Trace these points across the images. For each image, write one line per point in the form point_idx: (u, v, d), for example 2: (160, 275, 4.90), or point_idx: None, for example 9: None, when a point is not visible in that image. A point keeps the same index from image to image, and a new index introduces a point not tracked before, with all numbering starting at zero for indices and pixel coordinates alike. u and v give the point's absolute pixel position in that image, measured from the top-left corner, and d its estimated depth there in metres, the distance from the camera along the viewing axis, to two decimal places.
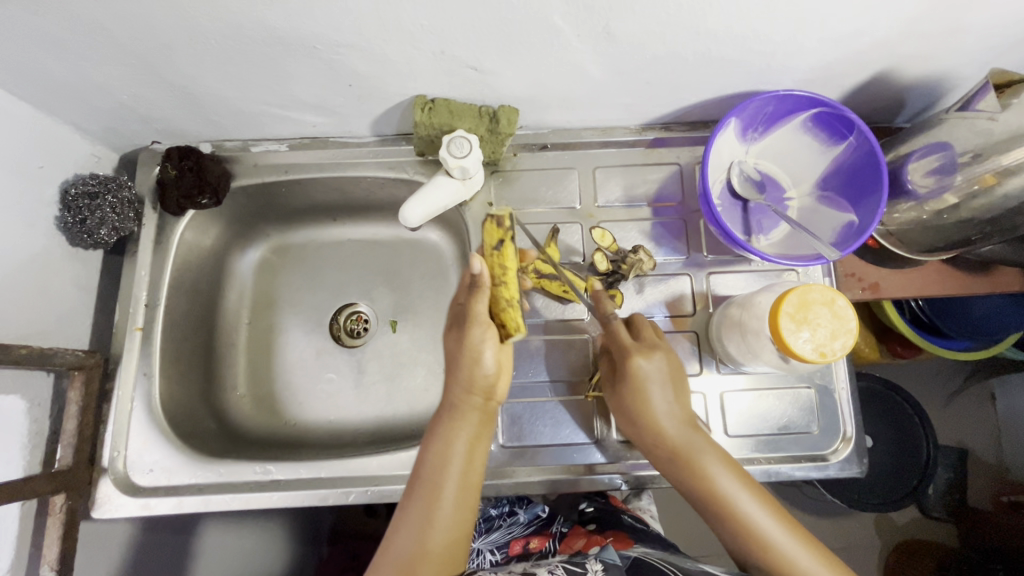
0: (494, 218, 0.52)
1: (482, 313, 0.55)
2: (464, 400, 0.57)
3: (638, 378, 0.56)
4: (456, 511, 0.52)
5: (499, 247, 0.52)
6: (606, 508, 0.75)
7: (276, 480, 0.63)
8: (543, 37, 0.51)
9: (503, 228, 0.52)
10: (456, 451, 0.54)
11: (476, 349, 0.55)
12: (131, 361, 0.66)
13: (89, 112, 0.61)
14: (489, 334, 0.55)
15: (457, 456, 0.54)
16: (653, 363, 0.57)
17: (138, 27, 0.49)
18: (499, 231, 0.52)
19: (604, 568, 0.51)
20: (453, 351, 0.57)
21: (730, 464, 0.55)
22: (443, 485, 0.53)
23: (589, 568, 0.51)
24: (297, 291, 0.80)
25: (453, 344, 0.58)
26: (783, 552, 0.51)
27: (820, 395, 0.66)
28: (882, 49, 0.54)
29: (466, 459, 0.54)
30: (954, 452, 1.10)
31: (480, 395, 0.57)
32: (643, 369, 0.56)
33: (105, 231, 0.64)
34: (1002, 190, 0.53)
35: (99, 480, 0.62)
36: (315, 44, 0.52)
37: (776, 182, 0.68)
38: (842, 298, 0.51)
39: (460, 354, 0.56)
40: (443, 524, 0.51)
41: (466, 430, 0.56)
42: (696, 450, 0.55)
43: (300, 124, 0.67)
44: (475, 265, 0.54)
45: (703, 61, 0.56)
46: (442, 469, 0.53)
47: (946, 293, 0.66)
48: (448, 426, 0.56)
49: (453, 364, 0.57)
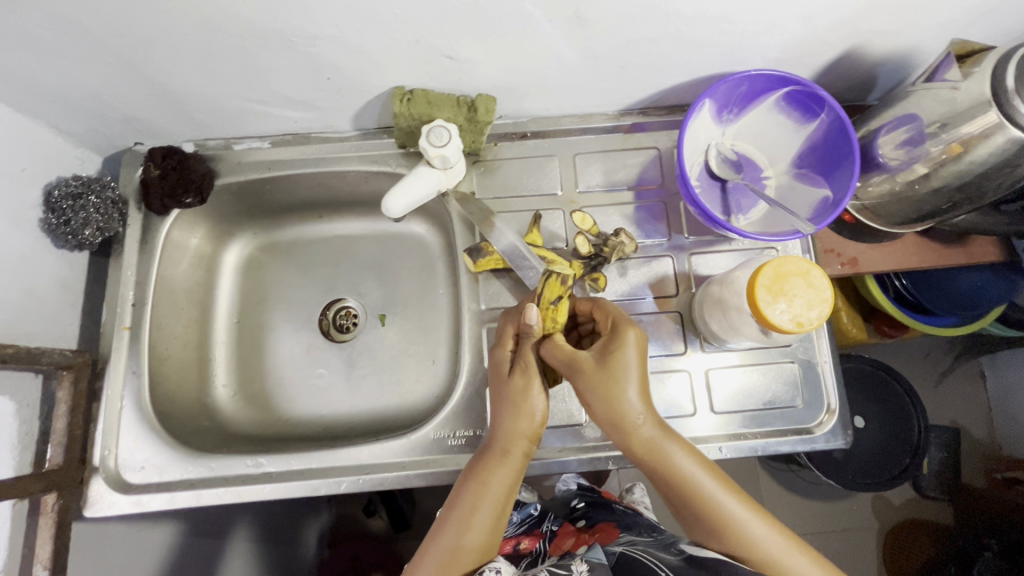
0: (558, 276, 0.60)
1: (537, 364, 0.57)
2: (512, 446, 0.56)
3: (617, 367, 0.53)
4: (484, 539, 0.53)
5: (557, 304, 0.59)
6: (597, 498, 0.77)
7: (268, 472, 0.63)
8: (516, 24, 0.52)
9: (564, 287, 0.60)
10: (489, 491, 0.54)
11: (524, 400, 0.56)
12: (120, 361, 0.66)
13: (70, 112, 0.62)
14: (544, 390, 0.57)
15: (490, 498, 0.54)
16: (632, 359, 0.54)
17: (116, 24, 0.50)
18: (561, 289, 0.59)
19: (590, 568, 0.51)
20: (503, 398, 0.57)
21: (708, 464, 0.55)
22: (475, 521, 0.53)
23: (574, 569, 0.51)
24: (286, 288, 0.80)
25: (506, 388, 0.57)
26: (772, 556, 0.52)
27: (804, 370, 0.67)
28: (849, 25, 0.55)
29: (502, 498, 0.54)
30: (947, 431, 1.11)
31: (525, 443, 0.56)
32: (621, 361, 0.53)
33: (89, 232, 0.64)
34: (969, 157, 0.53)
35: (90, 479, 0.62)
36: (292, 37, 0.53)
37: (753, 162, 0.69)
38: (816, 269, 0.52)
39: (506, 401, 0.57)
40: (471, 551, 0.53)
41: (501, 473, 0.55)
42: (671, 446, 0.53)
43: (282, 120, 0.68)
44: (534, 320, 0.56)
45: (675, 42, 0.57)
46: (474, 506, 0.54)
47: (924, 265, 0.68)
48: (487, 465, 0.55)
49: (500, 410, 0.58)
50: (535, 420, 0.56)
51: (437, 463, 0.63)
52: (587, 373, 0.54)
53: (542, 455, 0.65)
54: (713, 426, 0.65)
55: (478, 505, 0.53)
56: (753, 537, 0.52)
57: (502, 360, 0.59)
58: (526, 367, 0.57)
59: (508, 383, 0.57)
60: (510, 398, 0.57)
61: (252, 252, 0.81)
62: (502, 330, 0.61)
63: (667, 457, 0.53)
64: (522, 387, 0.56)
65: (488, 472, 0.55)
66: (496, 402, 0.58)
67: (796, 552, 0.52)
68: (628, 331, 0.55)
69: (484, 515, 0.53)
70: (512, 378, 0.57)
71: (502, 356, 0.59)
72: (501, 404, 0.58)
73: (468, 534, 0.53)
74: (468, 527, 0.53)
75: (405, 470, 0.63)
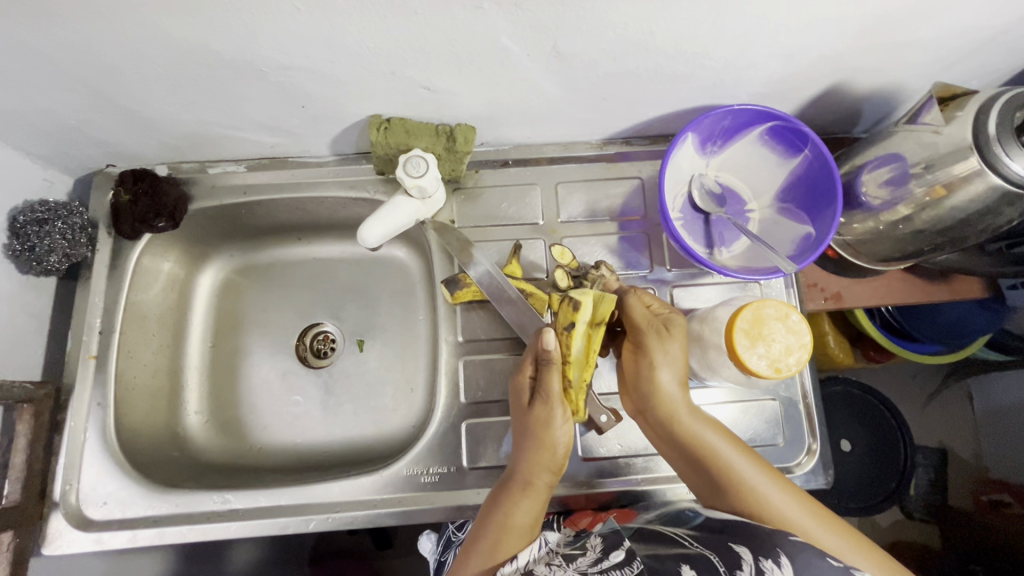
0: (572, 301, 0.56)
1: (559, 393, 0.54)
2: (535, 478, 0.55)
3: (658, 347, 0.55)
4: (531, 521, 0.53)
5: (572, 330, 0.55)
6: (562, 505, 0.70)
7: (235, 509, 0.62)
8: (492, 56, 0.51)
9: (578, 314, 0.55)
10: (523, 500, 0.54)
11: (549, 424, 0.55)
12: (85, 392, 0.64)
13: (38, 136, 0.60)
14: (567, 421, 0.55)
15: (523, 504, 0.54)
16: (672, 347, 0.55)
17: (81, 54, 0.48)
18: (574, 316, 0.56)
19: (603, 540, 0.52)
20: (525, 428, 0.56)
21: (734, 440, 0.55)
22: (513, 519, 0.53)
23: (588, 547, 0.52)
24: (263, 311, 0.79)
25: (528, 418, 0.56)
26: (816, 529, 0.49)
27: (785, 408, 0.66)
28: (830, 62, 0.55)
29: (538, 501, 0.54)
30: (934, 453, 1.06)
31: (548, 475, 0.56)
32: (666, 346, 0.55)
33: (55, 258, 0.62)
34: (950, 202, 0.52)
35: (50, 515, 0.61)
36: (263, 68, 0.52)
37: (737, 195, 0.68)
38: (795, 313, 0.51)
39: (529, 429, 0.56)
40: (516, 533, 0.52)
41: (532, 493, 0.55)
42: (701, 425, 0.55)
43: (258, 144, 0.67)
44: (552, 345, 0.54)
45: (655, 76, 0.56)
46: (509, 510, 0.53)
47: (909, 301, 0.68)
48: (513, 492, 0.55)
49: (523, 438, 0.57)
50: (558, 454, 0.56)
51: (409, 501, 0.62)
52: (647, 348, 0.56)
53: None
54: None
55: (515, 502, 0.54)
56: (779, 507, 0.51)
57: (522, 388, 0.57)
58: (547, 396, 0.55)
59: (530, 414, 0.56)
60: (533, 428, 0.56)
61: (228, 275, 0.79)
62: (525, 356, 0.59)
63: (697, 433, 0.54)
64: (545, 417, 0.55)
65: (517, 491, 0.55)
66: (517, 434, 0.57)
67: (828, 526, 0.49)
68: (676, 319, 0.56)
69: (522, 509, 0.53)
70: (534, 407, 0.56)
71: (522, 383, 0.57)
72: (525, 436, 0.56)
73: (517, 511, 0.53)
74: (513, 509, 0.53)
75: (376, 509, 0.62)
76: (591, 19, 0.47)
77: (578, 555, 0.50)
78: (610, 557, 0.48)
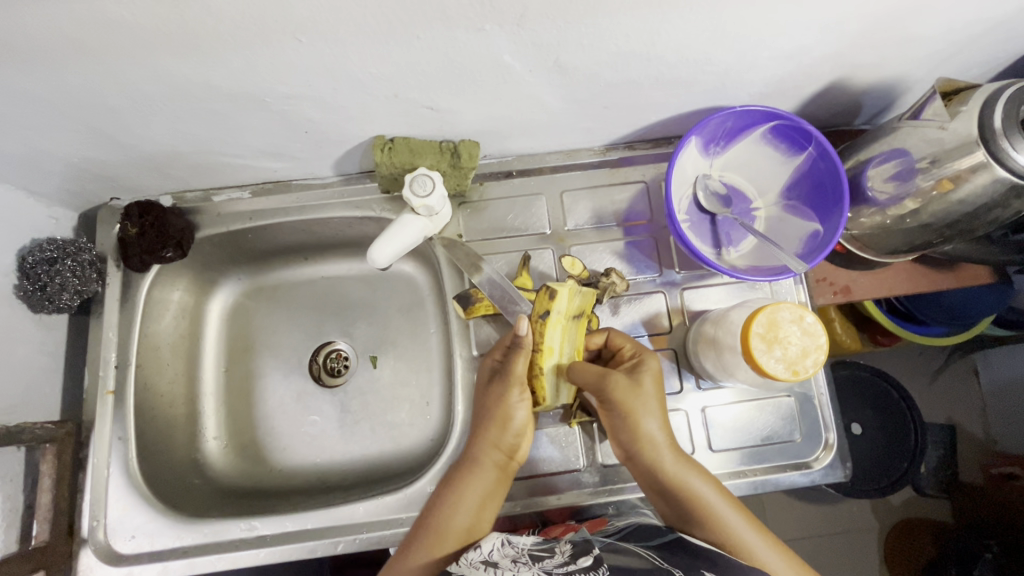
0: (548, 290, 0.56)
1: (520, 375, 0.57)
2: (487, 460, 0.58)
3: (642, 390, 0.56)
4: (472, 516, 0.56)
5: (546, 319, 0.56)
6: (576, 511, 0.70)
7: (262, 535, 0.62)
8: (494, 74, 0.51)
9: (553, 302, 0.55)
10: (469, 496, 0.57)
11: (505, 411, 0.58)
12: (105, 427, 0.65)
13: (43, 176, 0.60)
14: (523, 400, 0.58)
15: (467, 500, 0.56)
16: (648, 388, 0.56)
17: (82, 96, 0.48)
18: (550, 305, 0.55)
19: (572, 546, 0.50)
20: (483, 409, 0.59)
21: (720, 487, 0.56)
22: (455, 516, 0.56)
23: (556, 551, 0.49)
24: (274, 333, 0.79)
25: (485, 400, 0.60)
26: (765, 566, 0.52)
27: (801, 403, 0.66)
28: (831, 61, 0.55)
29: (482, 499, 0.57)
30: (943, 429, 1.04)
31: (502, 455, 0.59)
32: (646, 387, 0.56)
33: (67, 296, 0.63)
34: (957, 194, 0.53)
35: (80, 552, 0.62)
36: (265, 98, 0.52)
37: (741, 193, 0.68)
38: (809, 315, 0.52)
39: (486, 414, 0.59)
40: (456, 529, 0.55)
41: (478, 486, 0.57)
42: (690, 473, 0.55)
43: (261, 170, 0.67)
44: (522, 332, 0.55)
45: (657, 83, 0.56)
46: (454, 507, 0.56)
47: (918, 291, 0.69)
48: (466, 479, 0.58)
49: (480, 421, 0.59)
50: (512, 433, 0.58)
51: None
52: (624, 403, 0.55)
53: (543, 501, 0.64)
54: (712, 464, 0.65)
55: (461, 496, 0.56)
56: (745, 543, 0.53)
57: (486, 370, 0.61)
58: (507, 376, 0.58)
59: (488, 394, 0.59)
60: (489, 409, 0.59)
61: (238, 298, 0.79)
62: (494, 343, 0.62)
63: (683, 477, 0.55)
64: (499, 397, 0.58)
65: (465, 481, 0.57)
66: (475, 414, 0.61)
67: (776, 557, 0.53)
68: (648, 359, 0.58)
69: (468, 503, 0.56)
70: (494, 389, 0.59)
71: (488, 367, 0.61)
72: (481, 417, 0.60)
73: (458, 512, 0.56)
74: (458, 504, 0.56)
75: (402, 527, 0.62)
76: (593, 33, 0.47)
77: (544, 556, 0.48)
78: (577, 561, 0.47)
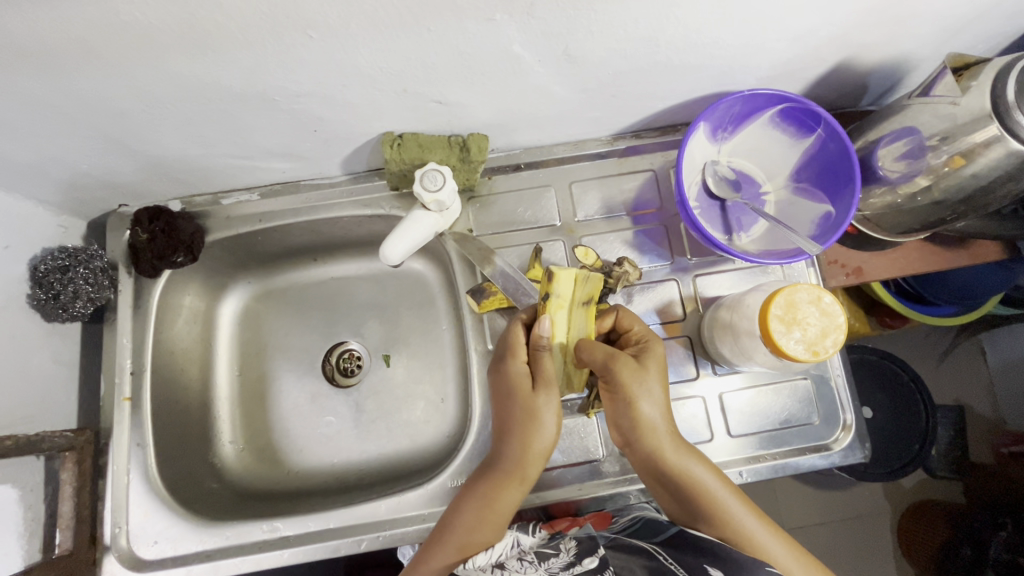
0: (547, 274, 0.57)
1: (553, 377, 0.55)
2: (522, 470, 0.56)
3: (645, 380, 0.54)
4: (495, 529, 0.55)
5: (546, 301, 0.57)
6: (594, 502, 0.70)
7: (285, 536, 0.62)
8: (504, 65, 0.51)
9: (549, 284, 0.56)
10: (496, 510, 0.55)
11: (538, 420, 0.55)
12: (123, 434, 0.65)
13: (52, 184, 0.60)
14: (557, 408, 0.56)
15: (490, 514, 0.55)
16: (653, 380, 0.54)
17: (92, 101, 0.48)
18: (548, 287, 0.56)
19: (577, 543, 0.52)
20: (513, 419, 0.56)
21: (721, 474, 0.56)
22: (477, 530, 0.55)
23: (562, 548, 0.52)
24: (286, 334, 0.79)
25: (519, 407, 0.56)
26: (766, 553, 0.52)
27: (817, 385, 0.66)
28: (838, 41, 0.55)
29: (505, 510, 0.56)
30: (953, 410, 1.04)
31: (539, 464, 0.56)
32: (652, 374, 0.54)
33: (80, 304, 0.62)
34: (970, 169, 0.53)
35: (103, 559, 0.62)
36: (275, 97, 0.51)
37: (751, 178, 0.68)
38: (827, 295, 0.52)
39: (517, 422, 0.56)
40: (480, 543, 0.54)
41: (504, 497, 0.56)
42: (690, 462, 0.54)
43: (269, 171, 0.66)
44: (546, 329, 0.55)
45: (665, 69, 0.56)
46: (477, 521, 0.55)
47: (930, 270, 0.69)
48: (492, 491, 0.56)
49: (507, 430, 0.57)
50: (548, 440, 0.56)
51: None
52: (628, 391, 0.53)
53: (563, 493, 0.64)
54: (731, 450, 0.65)
55: (486, 511, 0.55)
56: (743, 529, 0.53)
57: (518, 372, 0.57)
58: (550, 380, 0.55)
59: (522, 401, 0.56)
60: (524, 415, 0.56)
61: (248, 302, 0.79)
62: (511, 340, 0.58)
63: (683, 466, 0.54)
64: (536, 408, 0.55)
65: (493, 495, 0.56)
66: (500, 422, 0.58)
67: (780, 545, 0.53)
68: (656, 345, 0.56)
69: (491, 518, 0.55)
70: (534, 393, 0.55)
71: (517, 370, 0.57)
72: (508, 427, 0.57)
73: (479, 529, 0.55)
74: (480, 521, 0.55)
75: (425, 523, 0.62)
76: (602, 20, 0.47)
77: (550, 553, 0.51)
78: (582, 561, 0.49)
